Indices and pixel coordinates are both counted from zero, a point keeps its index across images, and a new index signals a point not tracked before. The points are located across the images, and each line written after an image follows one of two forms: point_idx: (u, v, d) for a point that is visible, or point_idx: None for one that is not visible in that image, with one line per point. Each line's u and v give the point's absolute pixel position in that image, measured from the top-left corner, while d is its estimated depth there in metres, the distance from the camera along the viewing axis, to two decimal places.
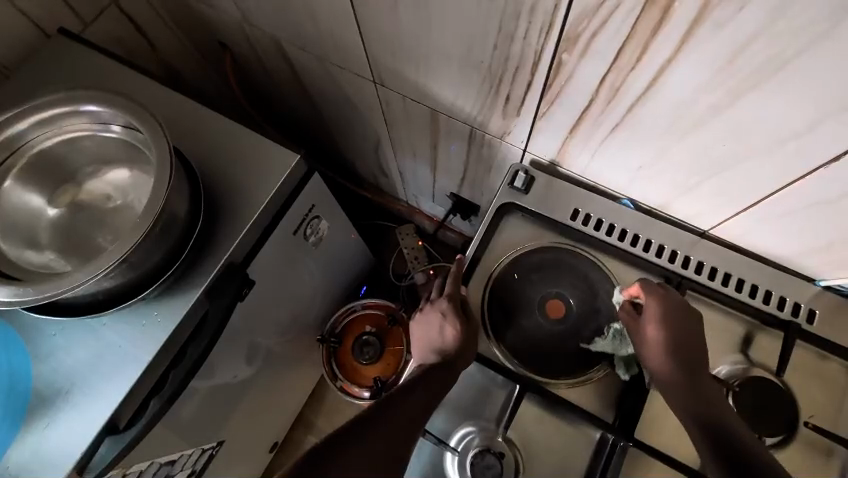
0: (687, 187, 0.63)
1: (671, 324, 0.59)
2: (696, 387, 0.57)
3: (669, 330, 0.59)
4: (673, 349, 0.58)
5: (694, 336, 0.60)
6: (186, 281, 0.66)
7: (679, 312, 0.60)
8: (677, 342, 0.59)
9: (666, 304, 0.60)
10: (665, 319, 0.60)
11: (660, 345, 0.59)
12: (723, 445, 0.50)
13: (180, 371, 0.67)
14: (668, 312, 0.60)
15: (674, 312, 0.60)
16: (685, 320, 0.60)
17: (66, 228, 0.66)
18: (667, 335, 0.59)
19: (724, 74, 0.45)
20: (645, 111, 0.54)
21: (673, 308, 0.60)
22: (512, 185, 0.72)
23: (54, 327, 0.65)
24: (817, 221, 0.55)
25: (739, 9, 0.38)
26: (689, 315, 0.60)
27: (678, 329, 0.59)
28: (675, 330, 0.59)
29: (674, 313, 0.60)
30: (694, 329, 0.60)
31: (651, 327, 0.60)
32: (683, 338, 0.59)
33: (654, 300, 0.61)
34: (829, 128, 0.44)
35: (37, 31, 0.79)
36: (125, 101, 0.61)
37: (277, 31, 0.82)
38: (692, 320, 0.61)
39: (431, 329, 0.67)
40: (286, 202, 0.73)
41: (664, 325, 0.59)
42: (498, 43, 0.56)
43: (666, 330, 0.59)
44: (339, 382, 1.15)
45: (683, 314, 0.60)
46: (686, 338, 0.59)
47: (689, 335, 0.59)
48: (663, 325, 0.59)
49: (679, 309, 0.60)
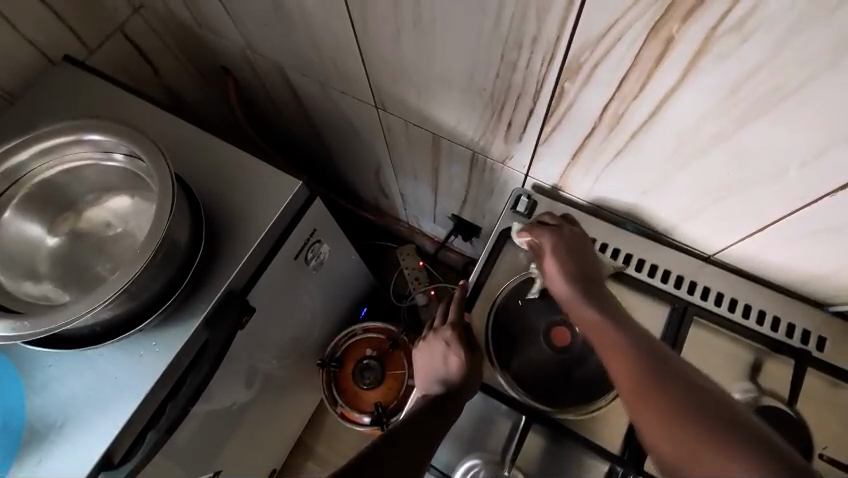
0: (691, 213, 0.63)
1: (562, 251, 0.62)
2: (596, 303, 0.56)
3: (560, 255, 0.61)
4: (567, 272, 0.60)
5: (586, 261, 0.61)
6: (186, 309, 0.65)
7: (568, 241, 0.63)
8: (569, 264, 0.60)
9: (557, 235, 0.63)
10: (556, 247, 0.62)
11: (555, 271, 0.60)
12: (631, 345, 0.49)
13: (179, 402, 0.65)
14: (557, 241, 0.63)
15: (563, 241, 0.62)
16: (576, 246, 0.62)
17: (65, 258, 0.66)
18: (560, 261, 0.61)
19: (728, 104, 0.45)
20: (648, 138, 0.54)
21: (563, 236, 0.63)
22: (515, 210, 0.71)
23: (51, 358, 0.64)
24: (824, 248, 0.55)
25: (742, 43, 0.39)
26: (580, 244, 0.63)
27: (570, 255, 0.61)
28: (567, 256, 0.61)
29: (564, 241, 0.62)
30: (588, 255, 0.62)
31: (546, 261, 0.62)
32: (576, 261, 0.61)
33: (546, 233, 0.64)
34: (831, 158, 0.44)
35: (42, 59, 0.80)
36: (127, 129, 0.61)
37: (280, 58, 0.83)
38: (585, 248, 0.63)
39: (435, 359, 0.66)
40: (288, 228, 0.73)
41: (556, 253, 0.61)
42: (500, 72, 0.57)
43: (557, 256, 0.61)
44: (339, 408, 1.13)
45: (574, 242, 0.63)
46: (581, 263, 0.61)
47: (581, 260, 0.61)
48: (554, 253, 0.61)
49: (570, 238, 0.63)
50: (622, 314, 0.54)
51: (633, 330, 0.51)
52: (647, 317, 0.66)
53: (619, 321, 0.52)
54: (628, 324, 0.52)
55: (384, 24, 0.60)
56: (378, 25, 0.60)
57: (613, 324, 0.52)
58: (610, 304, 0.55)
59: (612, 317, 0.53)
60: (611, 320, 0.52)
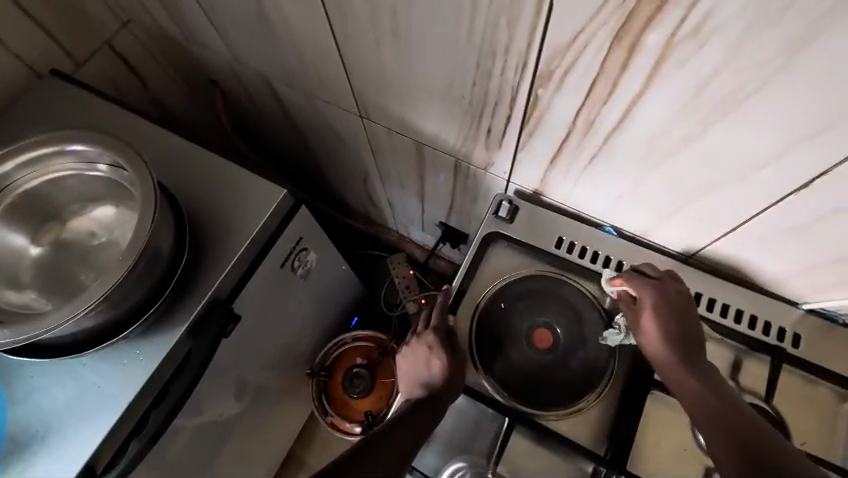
0: (667, 215, 0.64)
1: (666, 311, 0.58)
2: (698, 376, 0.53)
3: (665, 318, 0.57)
4: (671, 336, 0.56)
5: (691, 324, 0.58)
6: (170, 318, 0.65)
7: (674, 301, 0.58)
8: (673, 327, 0.57)
9: (662, 293, 0.59)
10: (660, 306, 0.58)
11: (655, 332, 0.57)
12: (736, 428, 0.46)
13: (161, 412, 0.66)
14: (661, 300, 0.58)
15: (670, 301, 0.58)
16: (682, 307, 0.58)
17: (48, 267, 0.66)
18: (663, 322, 0.57)
19: (691, 106, 0.46)
20: (620, 142, 0.56)
21: (670, 296, 0.59)
22: (497, 215, 0.73)
23: (33, 368, 0.64)
24: (794, 246, 0.56)
25: (699, 48, 0.40)
26: (686, 305, 0.59)
27: (674, 318, 0.57)
28: (672, 318, 0.57)
29: (670, 302, 0.58)
30: (692, 318, 0.58)
31: (646, 320, 0.58)
32: (680, 324, 0.57)
33: (649, 288, 0.60)
34: (792, 158, 0.46)
35: (29, 72, 0.81)
36: (111, 140, 0.62)
37: (266, 69, 0.84)
38: (690, 309, 0.59)
39: (417, 363, 0.65)
40: (273, 236, 0.73)
41: (661, 313, 0.58)
42: (477, 79, 0.58)
43: (662, 318, 0.57)
44: (330, 418, 1.12)
45: (680, 303, 0.59)
46: (686, 327, 0.57)
47: (686, 324, 0.58)
48: (656, 313, 0.58)
49: (676, 297, 0.59)
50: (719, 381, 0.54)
51: (742, 412, 0.48)
52: None
53: (721, 390, 0.51)
54: (737, 405, 0.49)
55: (364, 35, 0.61)
56: (358, 36, 0.62)
57: (713, 390, 0.51)
58: (709, 370, 0.55)
59: (719, 394, 0.51)
60: (706, 384, 0.52)
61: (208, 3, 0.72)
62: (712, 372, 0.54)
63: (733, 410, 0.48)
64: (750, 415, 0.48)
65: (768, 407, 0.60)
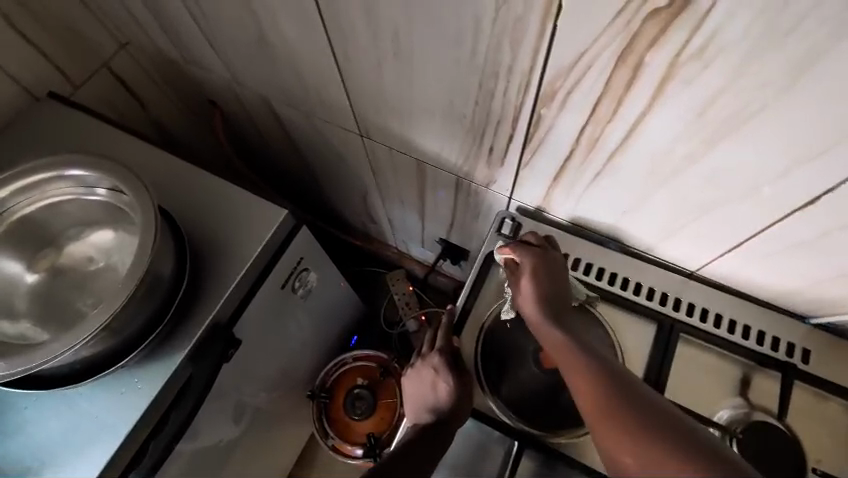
0: (671, 231, 0.64)
1: (540, 273, 0.58)
2: (565, 330, 0.52)
3: (541, 278, 0.58)
4: (544, 296, 0.56)
5: (562, 288, 0.58)
6: (169, 344, 0.64)
7: (549, 265, 0.60)
8: (547, 287, 0.57)
9: (538, 257, 0.60)
10: (537, 268, 0.59)
11: (531, 292, 0.57)
12: (604, 377, 0.45)
13: (160, 443, 0.63)
14: (538, 263, 0.59)
15: (545, 264, 0.59)
16: (556, 270, 0.59)
17: (44, 295, 0.64)
18: (538, 283, 0.57)
19: (696, 126, 0.46)
20: (624, 160, 0.56)
21: (543, 258, 0.60)
22: (500, 232, 0.72)
23: (28, 399, 0.62)
24: (800, 262, 0.56)
25: (703, 69, 0.41)
26: (559, 269, 0.60)
27: (548, 279, 0.58)
28: (546, 279, 0.58)
29: (545, 265, 0.59)
30: (564, 281, 0.59)
31: (524, 282, 0.58)
32: (552, 285, 0.58)
33: (529, 253, 0.60)
34: (798, 176, 0.46)
35: (27, 96, 0.80)
36: (109, 164, 0.61)
37: (266, 90, 0.84)
38: (562, 274, 0.60)
39: (424, 387, 0.66)
40: (273, 258, 0.72)
41: (535, 274, 0.58)
42: (479, 99, 0.59)
43: (538, 278, 0.58)
44: (331, 441, 1.10)
45: (553, 267, 0.60)
46: (557, 289, 0.58)
47: (559, 285, 0.58)
48: (533, 275, 0.58)
49: (550, 261, 0.60)
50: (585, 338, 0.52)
51: (606, 362, 0.47)
52: (635, 336, 0.66)
53: (584, 342, 0.50)
54: (600, 354, 0.48)
55: (365, 56, 0.62)
56: (359, 57, 0.62)
57: (578, 342, 0.50)
58: (575, 327, 0.54)
59: (584, 345, 0.50)
60: (572, 339, 0.51)
61: (208, 26, 0.73)
62: (579, 330, 0.53)
63: (598, 360, 0.47)
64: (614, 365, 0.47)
65: (780, 424, 0.59)
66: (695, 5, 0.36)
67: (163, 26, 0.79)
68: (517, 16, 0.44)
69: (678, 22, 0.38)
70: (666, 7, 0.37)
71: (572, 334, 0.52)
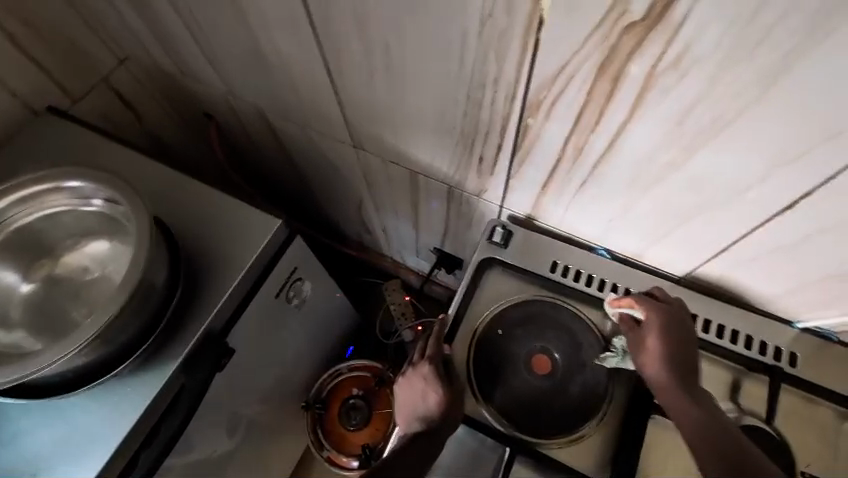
0: (658, 238, 0.65)
1: (670, 333, 0.58)
2: (696, 401, 0.54)
3: (669, 339, 0.57)
4: (674, 359, 0.56)
5: (692, 348, 0.58)
6: (163, 353, 0.64)
7: (679, 324, 0.59)
8: (676, 349, 0.57)
9: (667, 314, 0.59)
10: (665, 328, 0.58)
11: (659, 352, 0.57)
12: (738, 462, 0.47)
13: (151, 453, 0.64)
14: (667, 322, 0.58)
15: (673, 322, 0.58)
16: (684, 330, 0.58)
17: (39, 305, 0.65)
18: (666, 343, 0.57)
19: (676, 134, 0.48)
20: (609, 168, 0.57)
21: (673, 317, 0.59)
22: (492, 241, 0.73)
23: (21, 409, 0.62)
24: (783, 266, 0.57)
25: (679, 79, 0.42)
26: (688, 328, 0.59)
27: (678, 340, 0.58)
28: (674, 341, 0.57)
29: (673, 324, 0.58)
30: (692, 342, 0.59)
31: (650, 340, 0.58)
32: (681, 346, 0.57)
33: (655, 309, 0.59)
34: (775, 181, 0.47)
35: (25, 109, 0.82)
36: (106, 175, 0.62)
37: (262, 103, 0.86)
38: (692, 335, 0.59)
39: (415, 395, 0.64)
40: (268, 266, 0.73)
41: (664, 334, 0.58)
42: (468, 110, 0.60)
43: (665, 338, 0.57)
44: (325, 452, 1.09)
45: (682, 327, 0.59)
46: (687, 350, 0.57)
47: (687, 346, 0.58)
48: (660, 334, 0.58)
49: (679, 320, 0.59)
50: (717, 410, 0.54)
51: (741, 444, 0.49)
52: None
53: (717, 417, 0.52)
54: (733, 434, 0.50)
55: (357, 69, 0.63)
56: (351, 70, 0.64)
57: (711, 418, 0.52)
58: (704, 395, 0.55)
59: (717, 422, 0.51)
60: (707, 413, 0.52)
61: (204, 42, 0.75)
62: (708, 399, 0.55)
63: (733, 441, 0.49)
64: (749, 449, 0.49)
65: (768, 428, 0.60)
66: (668, 18, 0.38)
67: (161, 42, 0.81)
68: (501, 30, 0.46)
69: (653, 33, 0.39)
70: (641, 20, 0.39)
71: (701, 404, 0.54)
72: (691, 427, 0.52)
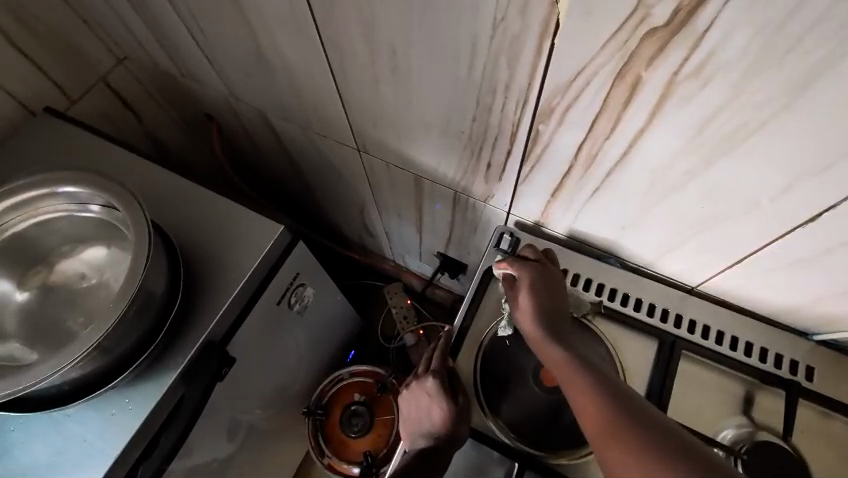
0: (672, 247, 0.64)
1: (538, 286, 0.59)
2: (563, 341, 0.54)
3: (537, 290, 0.59)
4: (542, 308, 0.57)
5: (560, 300, 0.60)
6: (162, 363, 0.62)
7: (547, 278, 0.61)
8: (545, 299, 0.58)
9: (535, 271, 0.61)
10: (533, 282, 0.60)
11: (528, 303, 0.58)
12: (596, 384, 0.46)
13: (151, 464, 0.61)
14: (535, 277, 0.60)
15: (542, 277, 0.61)
16: (552, 284, 0.60)
17: (34, 313, 0.63)
18: (534, 295, 0.58)
19: (695, 142, 0.46)
20: (622, 177, 0.56)
21: (540, 272, 0.61)
22: (498, 247, 0.71)
23: (16, 421, 0.61)
24: (801, 278, 0.55)
25: (701, 88, 0.41)
26: (556, 283, 0.61)
27: (545, 291, 0.59)
28: (542, 293, 0.59)
29: (540, 278, 0.60)
30: (560, 295, 0.60)
31: (522, 294, 0.59)
32: (550, 297, 0.59)
33: (527, 267, 0.61)
34: (798, 192, 0.45)
35: (22, 110, 0.80)
36: (103, 180, 0.60)
37: (263, 105, 0.84)
38: (559, 286, 0.61)
39: (420, 409, 0.64)
40: (270, 273, 0.71)
41: (533, 287, 0.59)
42: (477, 115, 0.58)
43: (534, 291, 0.59)
44: (326, 459, 1.07)
45: (550, 281, 0.61)
46: (554, 300, 0.59)
47: (556, 298, 0.59)
48: (530, 287, 0.59)
49: (547, 274, 0.61)
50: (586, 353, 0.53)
51: (599, 370, 0.49)
52: (637, 354, 0.66)
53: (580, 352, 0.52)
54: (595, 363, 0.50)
55: (362, 73, 0.62)
56: (356, 74, 0.62)
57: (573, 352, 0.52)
58: (572, 338, 0.55)
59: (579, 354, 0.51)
60: (571, 350, 0.52)
61: (205, 42, 0.73)
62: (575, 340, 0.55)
63: (591, 367, 0.49)
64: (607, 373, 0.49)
65: (785, 443, 0.58)
66: (692, 25, 0.36)
67: (160, 42, 0.79)
68: (514, 34, 0.44)
69: (676, 39, 0.37)
70: (663, 26, 0.37)
71: (568, 344, 0.54)
72: (560, 363, 0.51)
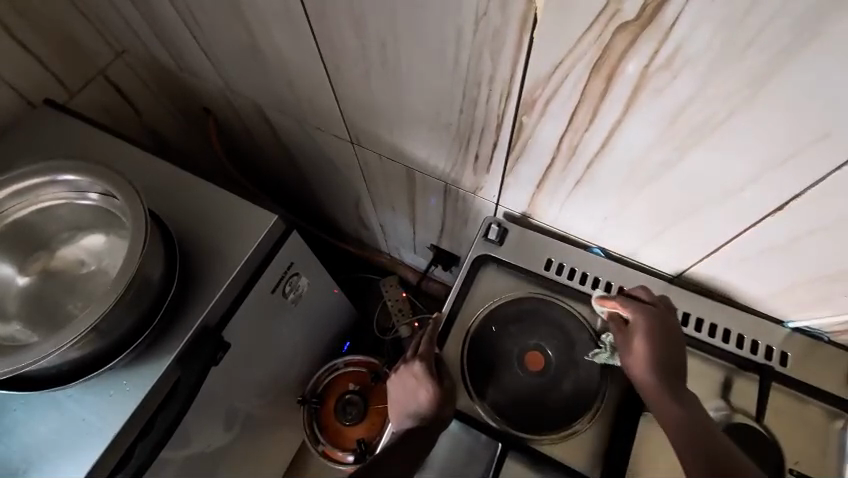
0: (653, 236, 0.65)
1: (657, 335, 0.58)
2: (682, 403, 0.54)
3: (656, 340, 0.58)
4: (660, 362, 0.57)
5: (679, 350, 0.58)
6: (159, 347, 0.64)
7: (667, 325, 0.59)
8: (662, 350, 0.57)
9: (655, 316, 0.59)
10: (652, 329, 0.58)
11: (645, 355, 0.57)
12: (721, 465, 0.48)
13: (148, 443, 0.64)
14: (655, 323, 0.59)
15: (662, 323, 0.59)
16: (672, 332, 0.59)
17: (35, 298, 0.65)
18: (653, 346, 0.57)
19: (670, 132, 0.48)
20: (602, 167, 0.57)
21: (660, 319, 0.59)
22: (486, 238, 0.73)
23: (17, 401, 0.63)
24: (775, 266, 0.57)
25: (672, 79, 0.42)
26: (676, 330, 0.59)
27: (666, 341, 0.58)
28: (662, 343, 0.57)
29: (661, 325, 0.59)
30: (680, 343, 0.59)
31: (638, 342, 0.58)
32: (668, 348, 0.58)
33: (642, 312, 0.60)
34: (767, 181, 0.47)
35: (23, 101, 0.82)
36: (102, 169, 0.62)
37: (259, 98, 0.86)
38: (678, 334, 0.60)
39: (406, 392, 0.65)
40: (264, 261, 0.73)
41: (652, 336, 0.58)
42: (464, 107, 0.60)
43: (652, 340, 0.58)
44: (321, 447, 1.10)
45: (671, 328, 0.59)
46: (673, 351, 0.58)
47: (675, 348, 0.58)
48: (648, 337, 0.58)
49: (667, 321, 0.59)
50: (705, 415, 0.54)
51: (724, 447, 0.50)
52: None
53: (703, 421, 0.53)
54: (716, 436, 0.51)
55: (353, 66, 0.63)
56: (348, 67, 0.64)
57: (697, 422, 0.52)
58: (691, 398, 0.56)
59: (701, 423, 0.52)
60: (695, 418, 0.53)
61: (202, 36, 0.74)
62: (694, 399, 0.56)
63: (717, 445, 0.50)
64: (733, 451, 0.50)
65: (758, 426, 0.61)
66: (660, 18, 0.38)
67: (158, 36, 0.81)
68: (495, 28, 0.46)
69: (646, 33, 0.39)
70: (633, 21, 0.39)
71: (687, 406, 0.54)
72: (682, 432, 0.52)
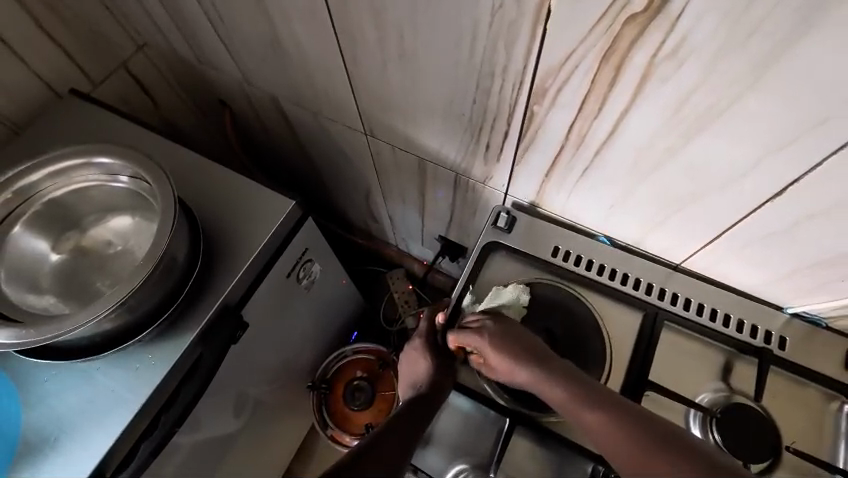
0: (656, 223, 0.68)
1: (498, 345, 0.61)
2: (555, 377, 0.56)
3: (499, 348, 0.61)
4: (515, 360, 0.60)
5: (522, 339, 0.61)
6: (182, 323, 0.67)
7: (500, 332, 0.62)
8: (509, 349, 0.60)
9: (487, 334, 0.63)
10: (491, 342, 0.62)
11: (505, 365, 0.61)
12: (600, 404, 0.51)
13: (173, 412, 0.67)
14: (490, 338, 0.62)
15: (496, 334, 0.62)
16: (511, 332, 0.62)
17: (68, 275, 0.69)
18: (500, 356, 0.61)
19: (675, 119, 0.50)
20: (609, 155, 0.60)
21: (492, 332, 0.63)
22: (496, 226, 0.76)
23: (48, 372, 0.66)
24: (774, 250, 0.60)
25: (677, 68, 0.45)
26: (511, 328, 0.63)
27: (508, 342, 0.61)
28: (504, 346, 0.61)
29: (497, 336, 0.62)
30: (524, 336, 0.62)
31: (493, 360, 0.62)
32: (514, 345, 0.61)
33: (477, 337, 0.63)
34: (768, 167, 0.50)
35: (48, 91, 0.85)
36: (134, 153, 0.65)
37: (276, 90, 0.89)
38: (516, 329, 0.63)
39: (410, 367, 0.70)
40: (281, 245, 0.76)
41: (495, 349, 0.61)
42: (477, 97, 0.63)
43: (497, 351, 0.61)
44: (330, 431, 1.13)
45: (505, 330, 0.63)
46: (521, 344, 0.61)
47: (522, 343, 0.61)
48: (494, 349, 0.61)
49: (497, 328, 0.63)
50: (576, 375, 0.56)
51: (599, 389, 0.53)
52: (623, 323, 0.71)
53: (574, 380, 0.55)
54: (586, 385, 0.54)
55: (370, 57, 0.66)
56: (365, 58, 0.67)
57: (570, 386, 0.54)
58: (556, 365, 0.58)
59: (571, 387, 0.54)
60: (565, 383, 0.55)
61: (223, 29, 0.77)
62: (561, 367, 0.57)
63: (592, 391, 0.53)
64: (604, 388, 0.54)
65: (757, 406, 0.62)
66: (667, 9, 0.40)
67: (180, 28, 0.84)
68: (510, 20, 0.49)
69: (653, 25, 0.42)
70: (642, 11, 0.41)
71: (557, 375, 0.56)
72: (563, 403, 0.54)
